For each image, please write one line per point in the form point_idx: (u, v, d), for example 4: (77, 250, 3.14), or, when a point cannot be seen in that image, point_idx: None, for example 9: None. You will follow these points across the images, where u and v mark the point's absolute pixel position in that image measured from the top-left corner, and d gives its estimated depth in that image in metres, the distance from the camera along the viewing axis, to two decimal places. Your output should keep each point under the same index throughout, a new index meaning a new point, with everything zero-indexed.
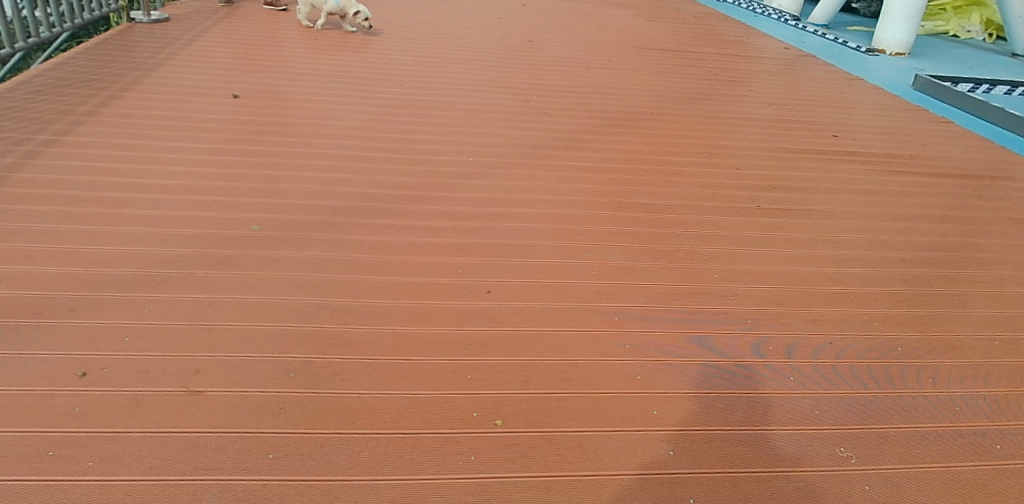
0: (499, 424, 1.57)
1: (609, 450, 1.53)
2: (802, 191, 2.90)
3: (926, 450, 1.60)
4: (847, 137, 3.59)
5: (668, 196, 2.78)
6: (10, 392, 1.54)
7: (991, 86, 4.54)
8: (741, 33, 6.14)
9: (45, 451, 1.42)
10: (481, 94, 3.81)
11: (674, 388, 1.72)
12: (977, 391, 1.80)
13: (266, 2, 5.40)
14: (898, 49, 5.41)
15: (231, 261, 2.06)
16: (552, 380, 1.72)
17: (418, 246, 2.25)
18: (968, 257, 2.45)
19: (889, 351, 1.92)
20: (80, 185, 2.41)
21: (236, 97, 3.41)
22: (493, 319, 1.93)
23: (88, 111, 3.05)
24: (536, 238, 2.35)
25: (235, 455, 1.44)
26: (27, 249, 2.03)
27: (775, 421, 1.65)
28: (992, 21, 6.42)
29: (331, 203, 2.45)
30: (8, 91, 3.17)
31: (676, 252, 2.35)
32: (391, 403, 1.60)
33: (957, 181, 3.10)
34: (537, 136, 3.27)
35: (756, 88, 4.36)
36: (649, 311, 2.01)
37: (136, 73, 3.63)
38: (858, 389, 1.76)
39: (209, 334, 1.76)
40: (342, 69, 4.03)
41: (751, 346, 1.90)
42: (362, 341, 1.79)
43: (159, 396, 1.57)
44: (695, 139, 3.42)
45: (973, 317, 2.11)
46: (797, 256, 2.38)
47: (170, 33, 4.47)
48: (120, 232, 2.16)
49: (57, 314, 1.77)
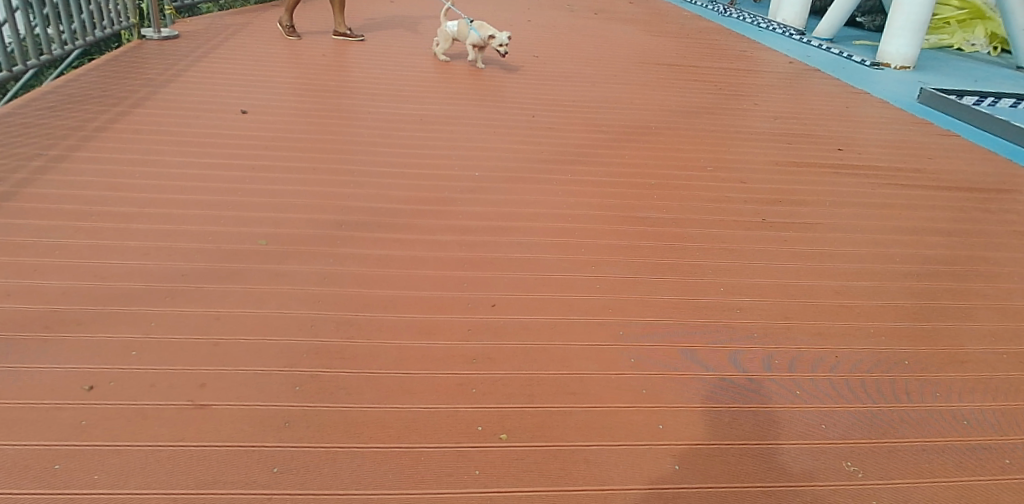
0: (504, 438, 1.57)
1: (616, 464, 1.53)
2: (806, 205, 2.90)
3: (935, 464, 1.59)
4: (853, 151, 3.59)
5: (673, 209, 2.78)
6: (18, 406, 1.54)
7: (997, 99, 4.53)
8: (745, 47, 6.16)
9: (51, 464, 1.42)
10: (486, 109, 3.83)
11: (680, 402, 1.71)
12: (985, 405, 1.78)
13: (340, 33, 5.16)
14: (904, 63, 5.41)
15: (238, 276, 2.07)
16: (557, 393, 1.71)
17: (423, 260, 2.25)
18: (975, 270, 2.44)
19: (895, 365, 1.91)
20: (89, 200, 2.43)
21: (245, 112, 3.44)
22: (498, 333, 1.92)
23: (98, 127, 3.08)
24: (540, 252, 2.35)
25: (240, 469, 1.44)
26: (37, 263, 2.04)
27: (782, 434, 1.64)
28: (996, 34, 6.45)
29: (337, 218, 2.46)
30: (19, 108, 3.20)
31: (681, 266, 2.35)
32: (397, 417, 1.60)
33: (962, 194, 3.09)
34: (544, 151, 3.28)
35: (761, 103, 4.37)
36: (654, 324, 2.01)
37: (145, 90, 3.67)
38: (866, 403, 1.75)
39: (215, 348, 1.76)
40: (349, 85, 4.06)
41: (758, 360, 1.89)
42: (368, 355, 1.79)
43: (165, 409, 1.57)
44: (701, 154, 3.42)
45: (981, 331, 2.09)
46: (803, 270, 2.37)
47: (179, 50, 4.51)
48: (129, 247, 2.17)
49: (66, 328, 1.78)
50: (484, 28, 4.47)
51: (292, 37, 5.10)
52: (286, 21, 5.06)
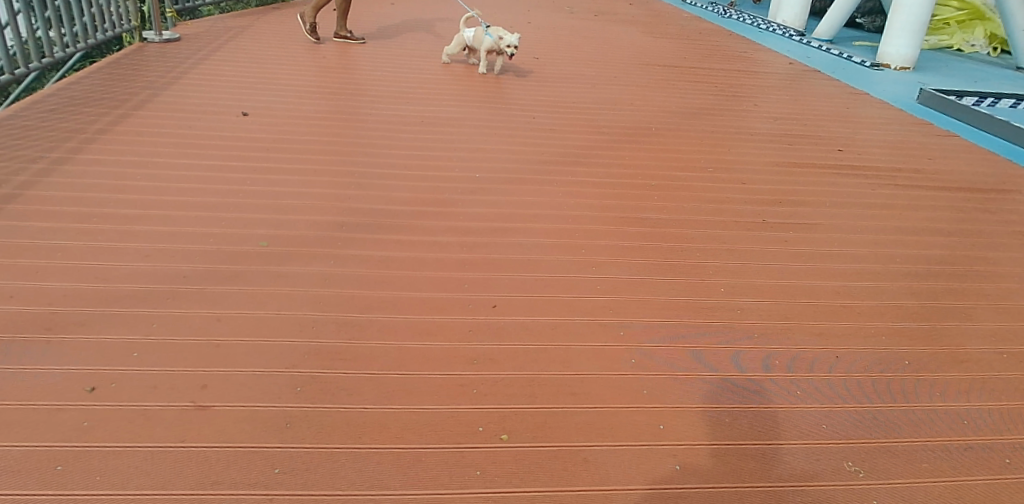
0: (505, 439, 1.57)
1: (617, 464, 1.53)
2: (806, 205, 2.91)
3: (936, 464, 1.59)
4: (853, 151, 3.59)
5: (673, 210, 2.79)
6: (21, 407, 1.55)
7: (996, 100, 4.53)
8: (746, 49, 6.17)
9: (54, 465, 1.42)
10: (487, 111, 3.83)
11: (682, 403, 1.72)
12: (985, 405, 1.79)
13: (340, 36, 5.17)
14: (903, 63, 5.42)
15: (240, 277, 2.08)
16: (558, 394, 1.72)
17: (424, 261, 2.25)
18: (975, 270, 2.44)
19: (895, 365, 1.91)
20: (91, 202, 2.43)
21: (246, 114, 3.45)
22: (499, 334, 1.93)
23: (99, 129, 3.09)
24: (541, 253, 2.36)
25: (242, 470, 1.45)
26: (39, 265, 2.05)
27: (784, 434, 1.64)
28: (995, 35, 6.46)
29: (338, 219, 2.47)
30: (21, 110, 3.21)
31: (682, 267, 2.35)
32: (398, 418, 1.60)
33: (963, 194, 3.09)
34: (544, 152, 3.29)
35: (761, 104, 4.38)
36: (655, 325, 2.01)
37: (146, 92, 3.67)
38: (866, 403, 1.75)
39: (216, 350, 1.77)
40: (350, 87, 4.07)
41: (759, 360, 1.89)
42: (369, 356, 1.79)
43: (167, 411, 1.57)
44: (701, 155, 3.43)
45: (981, 331, 2.10)
46: (803, 271, 2.38)
47: (180, 53, 4.52)
48: (131, 248, 2.17)
49: (69, 329, 1.79)
50: (497, 32, 4.37)
51: (310, 37, 5.07)
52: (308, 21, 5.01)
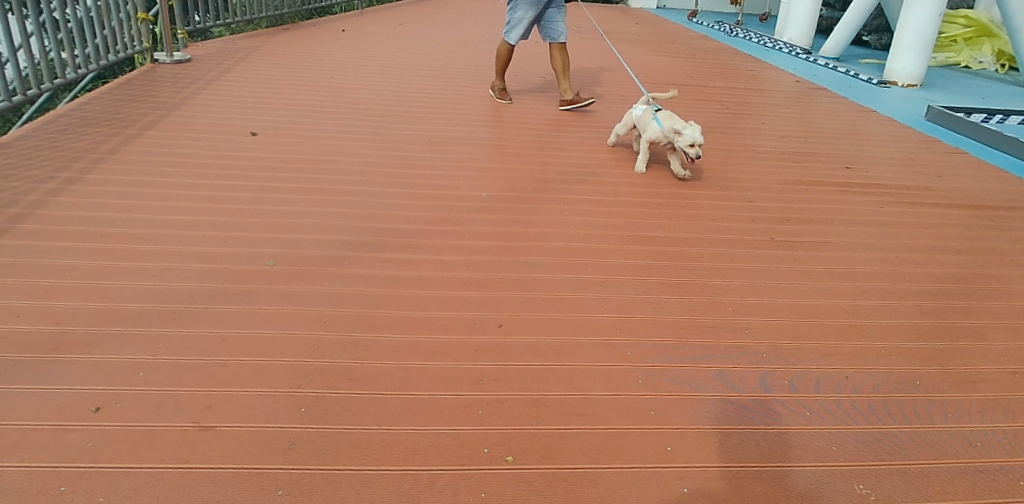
0: (510, 461, 1.56)
1: (623, 487, 1.51)
2: (815, 223, 2.89)
3: (950, 486, 1.56)
4: (861, 169, 3.57)
5: (681, 229, 2.77)
6: (25, 428, 1.55)
7: (1004, 117, 4.49)
8: (753, 66, 6.18)
9: (56, 487, 1.41)
10: (493, 130, 3.86)
11: (690, 424, 1.70)
12: (998, 426, 1.76)
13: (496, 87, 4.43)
14: (910, 81, 5.41)
15: (246, 296, 2.08)
16: (563, 415, 1.70)
17: (431, 280, 2.25)
18: (987, 288, 2.42)
19: (905, 385, 1.88)
20: (99, 221, 2.45)
21: (254, 134, 3.48)
22: (505, 355, 1.91)
23: (110, 149, 3.12)
24: (548, 272, 2.36)
25: (246, 492, 1.43)
26: (47, 284, 2.06)
27: (793, 456, 1.61)
28: (1003, 52, 6.40)
29: (346, 238, 2.47)
30: (33, 131, 3.24)
31: (689, 286, 2.33)
32: (403, 439, 1.59)
33: (974, 212, 3.07)
34: (551, 170, 3.30)
35: (769, 121, 4.38)
36: (662, 345, 1.99)
37: (157, 112, 3.72)
38: (876, 425, 1.73)
39: (222, 369, 1.76)
40: (357, 107, 4.10)
41: (767, 380, 1.87)
42: (375, 376, 1.78)
43: (171, 431, 1.57)
44: (708, 172, 3.42)
45: (993, 350, 2.06)
46: (812, 289, 2.36)
47: (191, 73, 4.58)
48: (138, 268, 2.18)
49: (73, 349, 1.79)
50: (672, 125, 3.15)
51: (505, 102, 4.45)
52: (496, 84, 4.44)
